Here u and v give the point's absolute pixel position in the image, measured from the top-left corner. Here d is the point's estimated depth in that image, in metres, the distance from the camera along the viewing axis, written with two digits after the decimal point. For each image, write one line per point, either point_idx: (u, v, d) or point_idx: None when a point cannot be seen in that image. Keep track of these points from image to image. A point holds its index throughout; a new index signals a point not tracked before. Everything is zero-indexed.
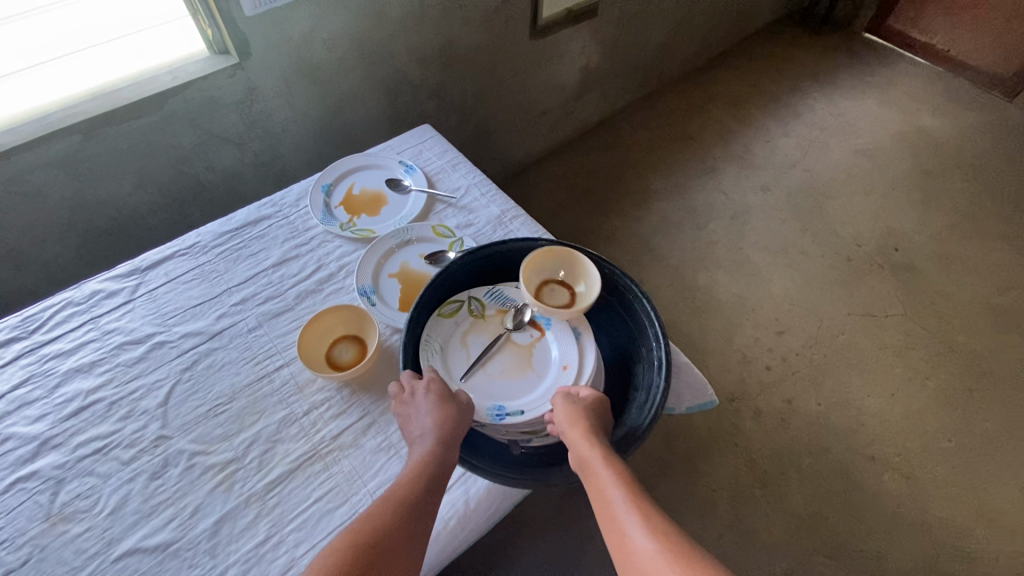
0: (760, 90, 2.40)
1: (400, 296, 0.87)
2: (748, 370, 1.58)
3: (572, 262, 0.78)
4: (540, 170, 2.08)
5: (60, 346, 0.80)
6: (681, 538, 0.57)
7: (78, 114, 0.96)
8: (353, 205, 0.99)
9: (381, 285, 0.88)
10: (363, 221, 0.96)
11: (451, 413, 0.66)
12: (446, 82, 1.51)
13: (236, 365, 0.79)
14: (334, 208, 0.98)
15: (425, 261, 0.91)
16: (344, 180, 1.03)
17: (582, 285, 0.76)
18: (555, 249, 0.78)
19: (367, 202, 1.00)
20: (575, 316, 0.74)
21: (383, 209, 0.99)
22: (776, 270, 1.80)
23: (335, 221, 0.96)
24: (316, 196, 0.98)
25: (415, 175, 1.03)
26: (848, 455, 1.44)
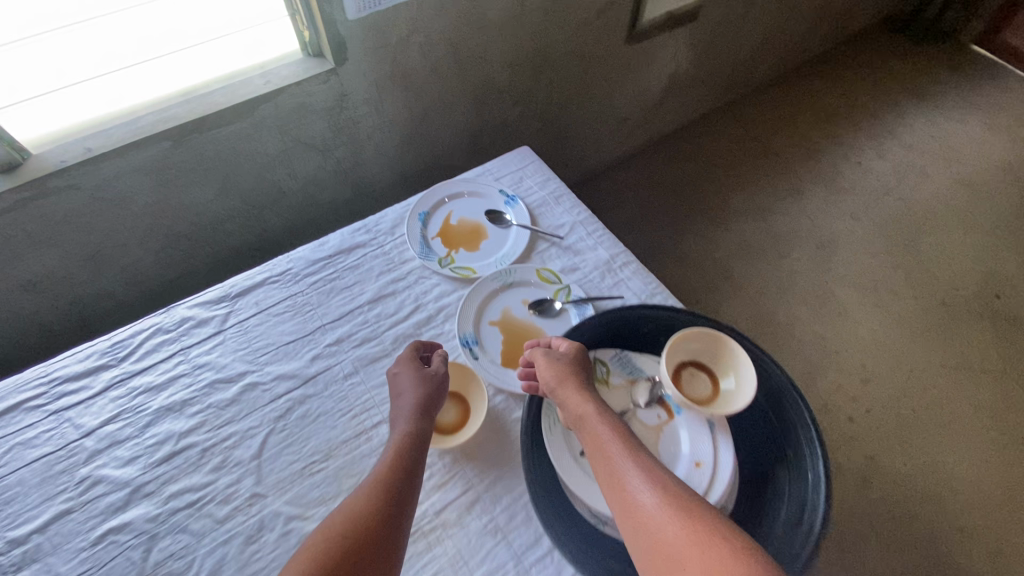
0: (852, 104, 2.22)
1: (502, 349, 0.81)
2: (828, 418, 1.48)
3: (723, 350, 0.69)
4: (613, 178, 1.97)
5: (149, 379, 0.76)
6: (682, 487, 0.56)
7: (170, 119, 0.90)
8: (451, 239, 0.93)
9: (483, 335, 0.82)
10: (462, 258, 0.90)
11: (429, 388, 0.71)
12: (535, 88, 1.42)
13: (331, 417, 0.74)
14: (431, 240, 0.92)
15: (529, 310, 0.85)
16: (440, 207, 0.97)
17: (731, 379, 0.68)
18: (709, 333, 0.70)
19: (465, 235, 0.94)
20: (714, 413, 0.66)
21: (482, 245, 0.93)
22: (862, 310, 1.68)
23: (433, 255, 0.90)
24: (413, 225, 0.93)
25: (516, 209, 0.96)
26: (935, 524, 1.34)
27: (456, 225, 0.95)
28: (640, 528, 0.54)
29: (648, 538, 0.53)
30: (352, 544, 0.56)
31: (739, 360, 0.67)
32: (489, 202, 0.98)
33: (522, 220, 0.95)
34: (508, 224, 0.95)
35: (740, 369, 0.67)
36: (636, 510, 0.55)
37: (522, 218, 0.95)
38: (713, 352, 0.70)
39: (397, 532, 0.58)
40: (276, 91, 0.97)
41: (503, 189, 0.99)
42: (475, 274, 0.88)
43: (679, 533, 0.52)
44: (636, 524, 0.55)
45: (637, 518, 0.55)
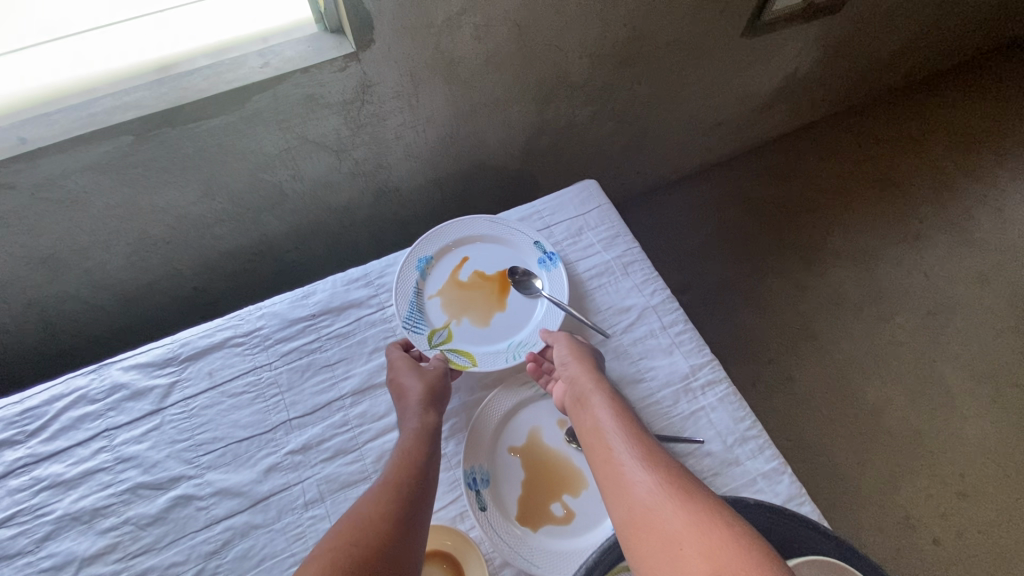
0: (1005, 130, 1.79)
1: (521, 496, 0.59)
2: (910, 537, 1.22)
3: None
4: (690, 189, 1.66)
5: (58, 470, 0.58)
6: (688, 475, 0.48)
7: (133, 108, 0.69)
8: (454, 302, 0.70)
9: (497, 469, 0.60)
10: (461, 337, 0.68)
11: (433, 373, 0.62)
12: (616, 85, 1.12)
13: (278, 565, 0.55)
14: (427, 300, 0.70)
15: (565, 438, 0.62)
16: (451, 252, 0.73)
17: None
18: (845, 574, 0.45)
19: (476, 300, 0.71)
20: None
21: (494, 320, 0.69)
22: (974, 403, 1.37)
23: (424, 324, 0.68)
24: (408, 274, 0.70)
25: (553, 273, 0.71)
26: None
27: (465, 283, 0.72)
28: (638, 514, 0.46)
29: (637, 528, 0.45)
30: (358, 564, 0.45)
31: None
32: (518, 255, 0.73)
33: (555, 291, 0.70)
34: (535, 295, 0.71)
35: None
36: (627, 492, 0.48)
37: (558, 287, 0.70)
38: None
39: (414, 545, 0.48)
40: (275, 78, 0.74)
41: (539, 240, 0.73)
42: (475, 366, 0.65)
43: (674, 521, 0.44)
44: (624, 512, 0.47)
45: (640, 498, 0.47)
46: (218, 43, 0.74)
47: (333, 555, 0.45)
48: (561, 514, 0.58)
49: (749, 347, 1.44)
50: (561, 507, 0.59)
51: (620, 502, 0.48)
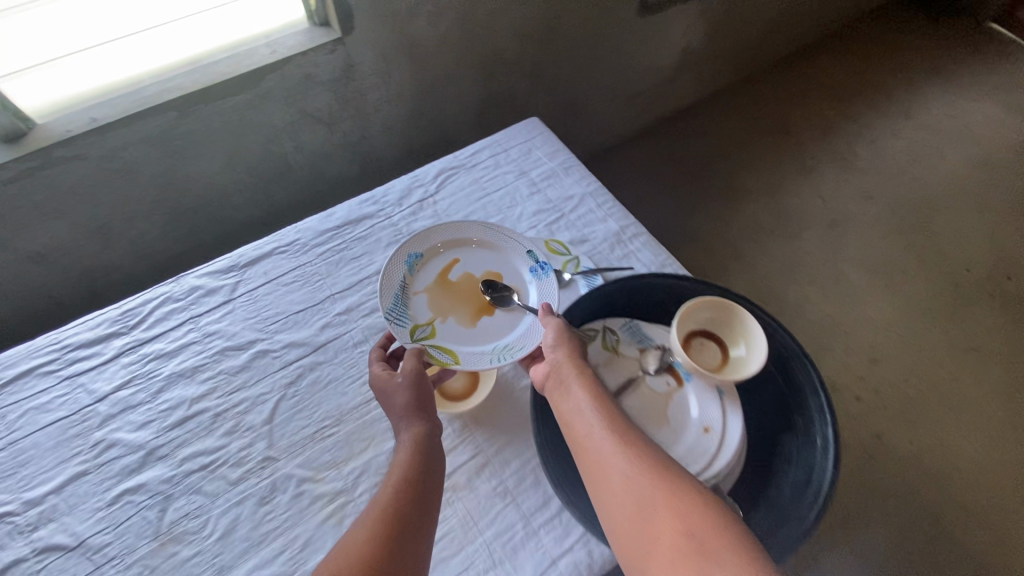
0: (869, 81, 2.17)
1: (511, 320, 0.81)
2: (835, 399, 1.48)
3: (734, 320, 0.70)
4: (622, 154, 1.95)
5: (161, 346, 0.76)
6: (657, 460, 0.56)
7: (176, 90, 0.90)
8: (438, 303, 0.79)
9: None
10: (446, 335, 0.76)
11: (413, 382, 0.67)
12: (545, 60, 1.39)
13: (342, 384, 0.74)
14: (414, 297, 0.78)
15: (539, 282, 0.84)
16: (438, 257, 0.83)
17: (743, 348, 0.68)
18: (718, 300, 0.70)
19: (459, 304, 0.79)
20: (724, 381, 0.66)
21: (479, 322, 0.78)
22: (872, 291, 1.67)
23: (408, 320, 0.76)
24: (397, 268, 0.79)
25: (542, 281, 0.81)
26: (940, 502, 1.34)
27: (449, 287, 0.80)
28: (614, 497, 0.55)
29: (615, 497, 0.55)
30: None
31: (754, 330, 0.67)
32: (505, 266, 0.83)
33: (533, 302, 0.79)
34: (514, 305, 0.79)
35: (752, 335, 0.67)
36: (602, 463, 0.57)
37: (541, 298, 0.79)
38: (722, 321, 0.70)
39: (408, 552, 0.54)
40: (281, 61, 0.96)
41: (531, 250, 0.83)
42: (456, 364, 0.72)
43: (647, 492, 0.53)
44: (602, 482, 0.56)
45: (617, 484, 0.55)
46: (233, 40, 0.96)
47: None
48: None
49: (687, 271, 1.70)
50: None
51: (597, 482, 0.57)
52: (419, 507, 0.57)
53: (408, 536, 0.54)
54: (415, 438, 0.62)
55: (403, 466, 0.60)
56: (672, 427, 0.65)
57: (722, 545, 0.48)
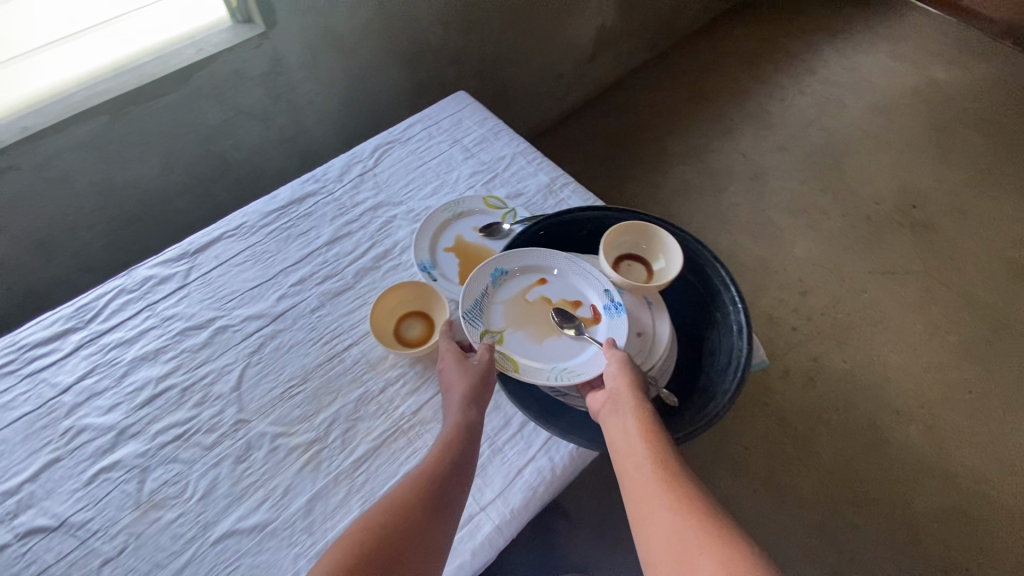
0: (773, 45, 2.35)
1: (459, 270, 0.86)
2: (774, 330, 1.61)
3: (651, 237, 0.79)
4: (555, 134, 2.04)
5: (121, 334, 0.78)
6: (705, 511, 0.54)
7: (105, 93, 0.92)
8: (517, 317, 0.76)
9: (440, 261, 0.87)
10: (512, 345, 0.73)
11: (475, 372, 0.69)
12: (468, 46, 1.46)
13: (304, 346, 0.78)
14: (492, 307, 0.76)
15: (480, 234, 0.90)
16: (531, 273, 0.78)
17: (662, 259, 0.78)
18: (636, 224, 0.79)
19: (533, 323, 0.75)
20: (651, 292, 0.74)
21: (547, 342, 0.74)
22: (796, 232, 1.81)
23: (480, 324, 0.74)
24: (482, 279, 0.76)
25: (613, 320, 0.73)
26: (875, 409, 1.48)
27: (532, 304, 0.77)
28: (656, 542, 0.54)
29: (658, 537, 0.54)
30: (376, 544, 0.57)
31: (670, 245, 0.77)
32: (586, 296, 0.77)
33: (601, 336, 0.73)
34: (588, 334, 0.74)
35: (668, 247, 0.76)
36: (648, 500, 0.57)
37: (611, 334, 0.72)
38: (641, 240, 0.79)
39: (435, 528, 0.59)
40: (208, 58, 0.99)
41: (609, 288, 0.75)
42: (517, 372, 0.70)
43: (687, 536, 0.52)
44: (647, 521, 0.56)
45: (662, 527, 0.54)
46: (158, 43, 0.99)
47: (356, 535, 0.58)
48: None
49: None
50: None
51: (644, 523, 0.56)
52: (452, 490, 0.62)
53: (437, 514, 0.60)
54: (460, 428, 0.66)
55: (448, 449, 0.65)
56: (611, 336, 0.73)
57: None
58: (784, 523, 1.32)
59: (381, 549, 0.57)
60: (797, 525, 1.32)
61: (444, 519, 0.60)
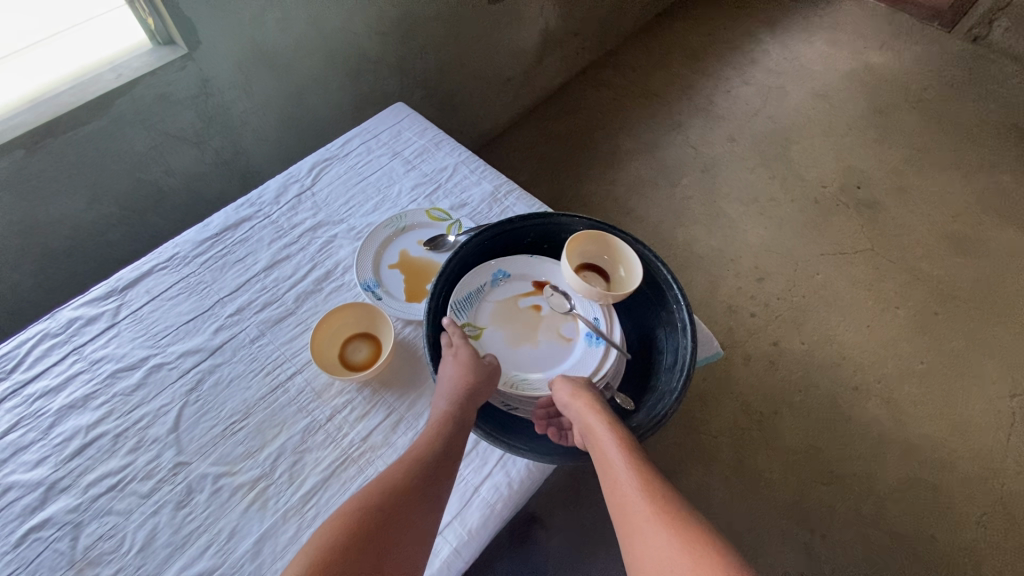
0: (716, 38, 2.40)
1: (405, 287, 0.84)
2: (735, 318, 1.63)
3: (609, 246, 0.77)
4: (508, 139, 2.04)
5: (46, 382, 0.74)
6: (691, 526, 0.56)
7: (17, 127, 0.87)
8: (503, 318, 0.74)
9: (383, 278, 0.85)
10: (488, 344, 0.72)
11: (478, 373, 0.66)
12: (408, 55, 1.44)
13: (245, 378, 0.75)
14: (483, 304, 0.75)
15: (425, 248, 0.88)
16: (531, 281, 0.77)
17: (622, 268, 0.76)
18: (596, 233, 0.77)
19: (519, 327, 0.74)
20: (605, 297, 0.71)
21: (524, 349, 0.72)
22: (750, 219, 1.85)
23: (465, 315, 0.73)
24: (482, 277, 0.75)
25: (590, 348, 0.71)
26: (835, 388, 1.52)
27: (522, 309, 0.75)
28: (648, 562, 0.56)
29: (646, 557, 0.56)
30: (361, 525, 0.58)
31: (626, 254, 0.75)
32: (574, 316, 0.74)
33: (572, 361, 0.71)
34: (559, 345, 0.72)
35: (625, 256, 0.75)
36: (632, 518, 0.59)
37: (583, 362, 0.70)
38: (602, 251, 0.77)
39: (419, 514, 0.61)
40: (129, 84, 0.94)
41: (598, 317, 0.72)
42: None
43: (671, 555, 0.54)
44: (633, 539, 0.58)
45: (654, 544, 0.56)
46: (73, 70, 0.94)
47: (345, 515, 0.59)
48: None
49: None
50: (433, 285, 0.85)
51: (635, 543, 0.58)
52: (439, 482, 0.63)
53: (422, 504, 0.61)
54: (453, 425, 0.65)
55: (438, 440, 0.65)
56: (566, 343, 0.72)
57: None
58: (756, 509, 1.34)
59: (363, 530, 0.58)
60: (769, 510, 1.34)
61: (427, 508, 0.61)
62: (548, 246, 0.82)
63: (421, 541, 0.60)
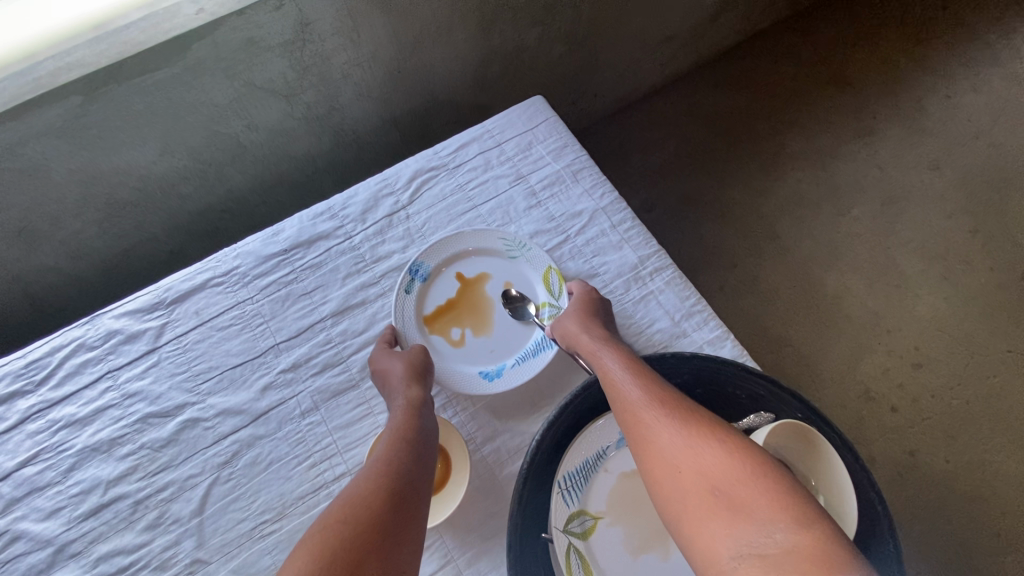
0: (953, 17, 1.81)
1: (438, 305, 0.69)
2: (869, 406, 1.33)
3: (819, 463, 0.51)
4: (648, 109, 1.67)
5: (73, 410, 0.64)
6: (699, 412, 0.49)
7: (77, 66, 0.71)
8: (624, 504, 0.54)
9: (438, 279, 0.70)
10: (598, 545, 0.52)
11: (416, 353, 0.63)
12: (557, 3, 1.12)
13: (286, 466, 0.61)
14: (599, 476, 0.54)
15: (499, 294, 0.70)
16: None
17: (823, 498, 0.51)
18: (806, 433, 0.51)
19: (643, 523, 0.53)
20: None
21: (646, 561, 0.52)
22: (926, 283, 1.46)
23: (575, 500, 0.53)
24: (606, 433, 0.55)
25: None
26: (973, 529, 1.22)
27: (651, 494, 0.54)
28: (657, 462, 0.47)
29: (655, 453, 0.47)
30: (343, 533, 0.46)
31: (838, 481, 0.49)
32: None
33: None
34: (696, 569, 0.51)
35: (841, 493, 0.49)
36: (632, 410, 0.51)
37: None
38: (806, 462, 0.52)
39: (411, 512, 0.50)
40: (211, 24, 0.75)
41: None
42: None
43: (680, 452, 0.46)
44: (638, 439, 0.49)
45: (660, 436, 0.48)
46: None
47: (324, 534, 0.46)
48: (455, 338, 0.68)
49: (714, 252, 1.50)
50: (459, 333, 0.69)
51: (638, 442, 0.49)
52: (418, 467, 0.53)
53: (409, 495, 0.51)
54: (415, 402, 0.58)
55: (402, 428, 0.56)
56: None
57: (756, 503, 0.41)
58: None
59: (348, 539, 0.46)
60: None
61: (414, 496, 0.51)
62: (702, 394, 0.57)
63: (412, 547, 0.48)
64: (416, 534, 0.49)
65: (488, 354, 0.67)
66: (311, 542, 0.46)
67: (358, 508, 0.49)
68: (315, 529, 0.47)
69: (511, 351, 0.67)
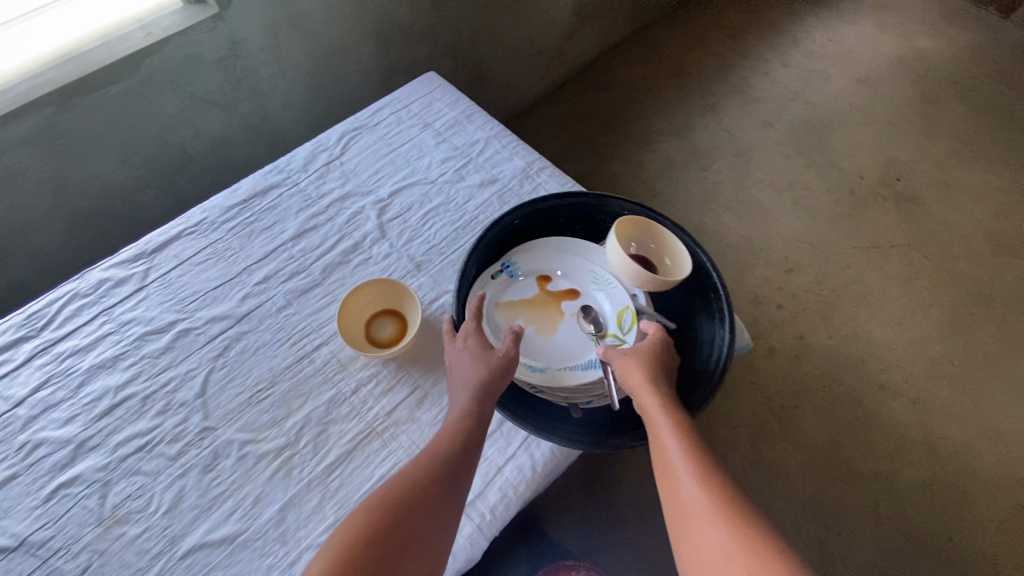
0: (757, 17, 2.30)
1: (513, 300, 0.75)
2: (758, 309, 1.60)
3: (656, 239, 0.76)
4: (535, 114, 1.98)
5: (76, 342, 0.74)
6: (736, 505, 0.54)
7: (46, 83, 0.87)
8: (525, 306, 0.75)
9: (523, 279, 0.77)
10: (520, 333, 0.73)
11: (495, 363, 0.65)
12: (439, 24, 1.40)
13: (271, 347, 0.75)
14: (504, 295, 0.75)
15: (573, 312, 0.75)
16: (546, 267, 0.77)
17: (668, 259, 0.75)
18: (641, 220, 0.76)
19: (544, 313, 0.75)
20: (659, 283, 0.71)
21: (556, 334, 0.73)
22: (781, 209, 1.79)
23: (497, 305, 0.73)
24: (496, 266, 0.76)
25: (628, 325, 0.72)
26: (860, 385, 1.47)
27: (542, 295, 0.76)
28: (693, 542, 0.54)
29: (695, 543, 0.54)
30: (389, 514, 0.55)
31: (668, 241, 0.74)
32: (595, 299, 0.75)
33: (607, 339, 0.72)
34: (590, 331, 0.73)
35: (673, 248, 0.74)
36: (677, 491, 0.57)
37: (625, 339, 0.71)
38: (648, 241, 0.76)
39: (448, 509, 0.57)
40: (158, 44, 0.93)
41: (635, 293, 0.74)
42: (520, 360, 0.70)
43: (716, 544, 0.52)
44: (681, 523, 0.55)
45: (700, 525, 0.54)
46: (105, 26, 0.92)
47: (372, 509, 0.55)
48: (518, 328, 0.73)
49: None
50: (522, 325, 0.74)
51: (679, 521, 0.56)
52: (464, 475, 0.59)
53: (450, 500, 0.57)
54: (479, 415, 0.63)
55: (464, 433, 0.61)
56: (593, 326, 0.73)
57: None
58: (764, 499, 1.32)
59: (392, 520, 0.54)
60: (779, 501, 1.31)
61: (455, 504, 0.58)
62: (581, 226, 0.82)
63: (441, 539, 0.55)
64: (445, 532, 0.56)
65: (541, 353, 0.72)
66: (361, 513, 0.55)
67: (407, 488, 0.57)
68: (368, 504, 0.56)
69: (564, 361, 0.71)
